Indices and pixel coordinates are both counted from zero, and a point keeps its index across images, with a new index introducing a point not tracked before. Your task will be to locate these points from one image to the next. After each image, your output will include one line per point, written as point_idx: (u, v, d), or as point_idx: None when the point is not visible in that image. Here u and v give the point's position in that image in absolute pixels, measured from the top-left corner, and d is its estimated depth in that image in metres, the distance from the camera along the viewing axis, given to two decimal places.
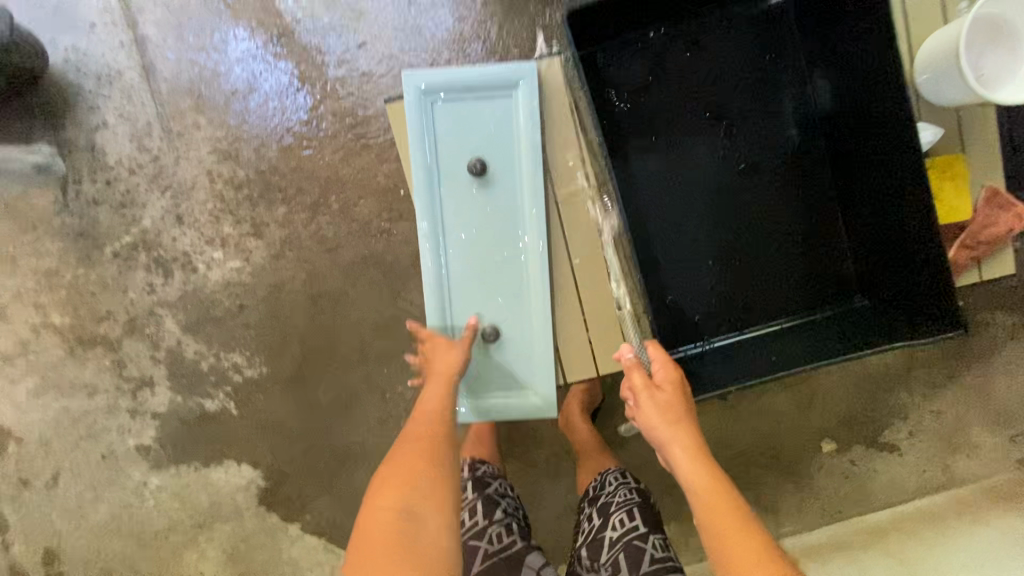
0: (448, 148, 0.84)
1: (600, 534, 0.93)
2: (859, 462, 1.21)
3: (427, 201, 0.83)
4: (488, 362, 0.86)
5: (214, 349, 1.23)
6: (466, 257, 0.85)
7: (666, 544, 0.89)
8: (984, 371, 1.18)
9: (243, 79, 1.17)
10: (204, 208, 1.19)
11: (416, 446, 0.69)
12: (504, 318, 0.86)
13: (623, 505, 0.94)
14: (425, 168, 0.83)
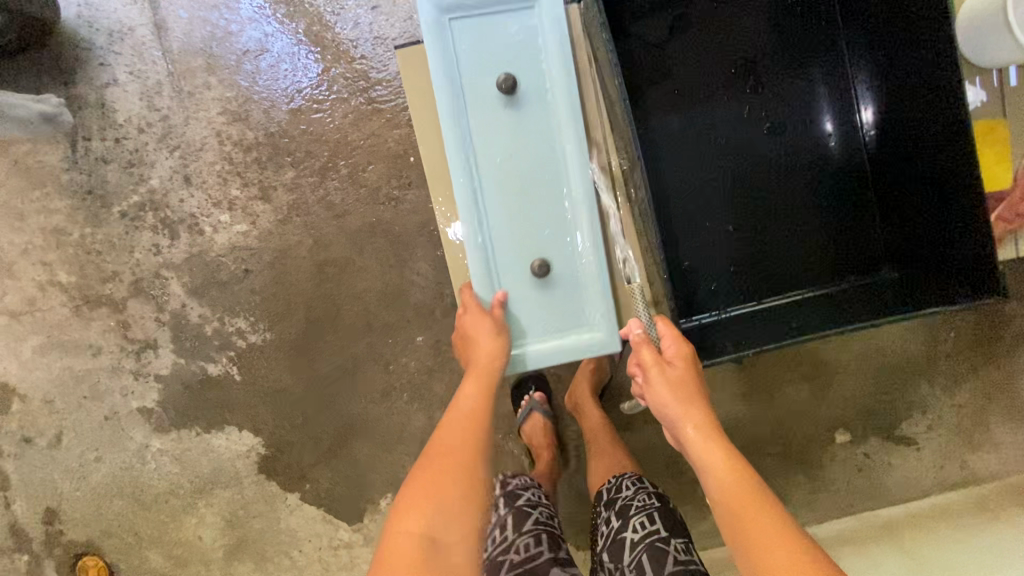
0: (472, 68, 0.71)
1: (620, 535, 0.83)
2: (874, 455, 1.17)
3: (457, 131, 0.70)
4: (532, 306, 0.75)
5: (218, 313, 1.22)
6: (503, 191, 0.73)
7: (691, 549, 0.80)
8: (1010, 365, 1.13)
9: (255, 39, 1.15)
10: (212, 170, 1.17)
11: (444, 462, 0.64)
12: (552, 254, 0.74)
13: (642, 507, 0.83)
14: (450, 94, 0.70)
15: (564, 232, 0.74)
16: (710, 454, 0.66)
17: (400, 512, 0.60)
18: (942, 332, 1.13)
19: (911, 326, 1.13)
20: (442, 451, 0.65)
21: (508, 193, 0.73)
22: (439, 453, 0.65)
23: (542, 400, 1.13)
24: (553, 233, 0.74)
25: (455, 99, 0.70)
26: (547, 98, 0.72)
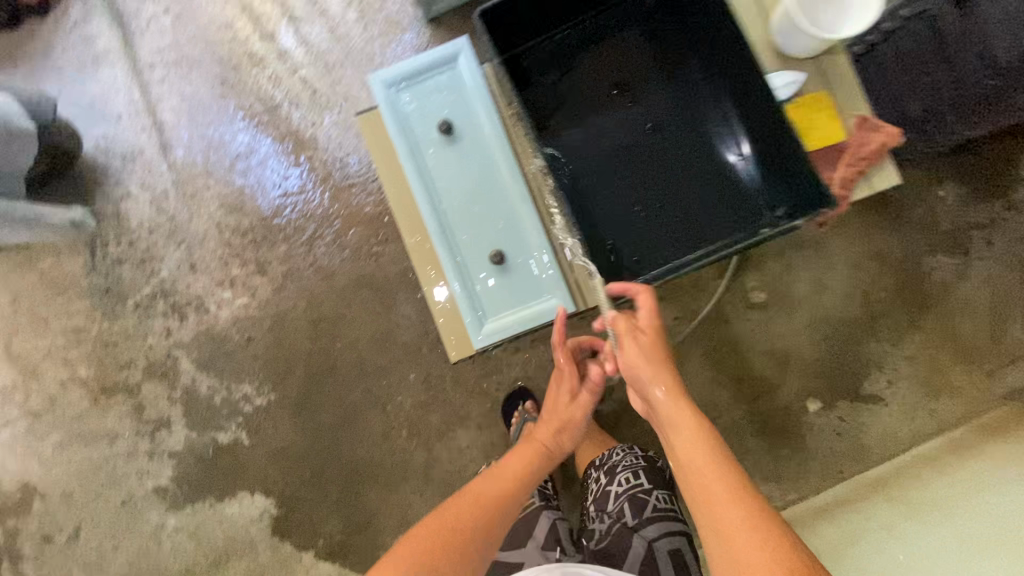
0: (417, 119, 0.86)
1: (608, 489, 1.06)
2: (848, 418, 1.25)
3: (415, 167, 0.85)
4: (500, 292, 0.85)
5: (226, 382, 1.33)
6: (457, 206, 0.85)
7: (669, 498, 1.03)
8: (944, 312, 1.24)
9: (245, 144, 1.38)
10: (214, 255, 1.34)
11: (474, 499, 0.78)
12: (506, 247, 0.85)
13: (629, 467, 1.06)
14: (404, 141, 0.85)
15: (514, 228, 0.85)
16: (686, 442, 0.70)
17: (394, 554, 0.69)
18: (873, 291, 1.25)
19: (844, 291, 1.25)
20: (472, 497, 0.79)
21: (463, 205, 0.86)
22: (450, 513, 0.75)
23: (533, 409, 1.22)
24: (505, 229, 0.85)
25: (408, 142, 0.85)
26: (478, 129, 0.86)
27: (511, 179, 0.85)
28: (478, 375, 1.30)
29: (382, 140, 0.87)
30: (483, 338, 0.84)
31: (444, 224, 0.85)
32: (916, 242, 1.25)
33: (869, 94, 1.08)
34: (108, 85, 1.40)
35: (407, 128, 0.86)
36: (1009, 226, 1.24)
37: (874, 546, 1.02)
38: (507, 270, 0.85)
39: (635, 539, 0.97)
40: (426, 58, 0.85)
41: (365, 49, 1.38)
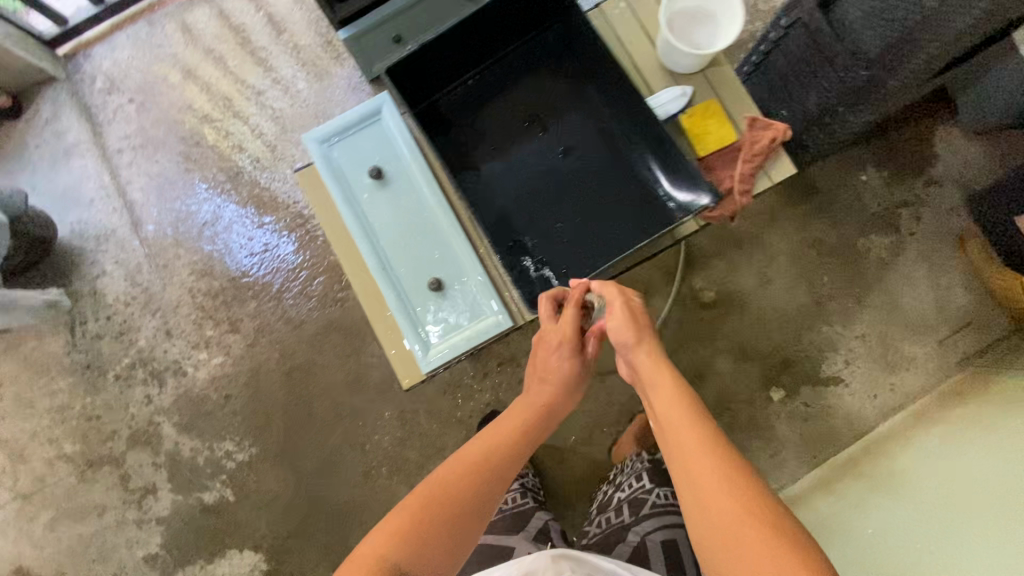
0: (351, 170, 0.93)
1: (615, 494, 1.19)
2: (812, 403, 1.28)
3: (352, 213, 0.92)
4: (442, 317, 0.90)
5: (207, 442, 1.36)
6: (395, 241, 0.92)
7: (668, 496, 1.11)
8: (886, 289, 1.29)
9: (211, 212, 1.46)
10: (189, 319, 1.40)
11: (464, 468, 0.73)
12: (443, 274, 0.91)
13: (633, 472, 1.19)
14: (340, 190, 0.92)
15: (448, 255, 0.91)
16: (688, 442, 0.68)
17: (383, 531, 0.66)
18: (817, 278, 1.31)
19: (788, 281, 1.31)
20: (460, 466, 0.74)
21: (399, 241, 0.92)
22: (446, 485, 0.71)
23: None
24: (441, 258, 0.91)
25: (344, 192, 0.92)
26: (406, 170, 0.93)
27: (439, 210, 0.91)
28: (451, 405, 1.33)
29: (320, 192, 0.94)
30: (430, 361, 0.88)
31: (384, 260, 0.91)
32: (850, 226, 1.31)
33: (773, 96, 1.17)
34: (79, 173, 1.50)
35: (343, 179, 0.93)
36: (933, 200, 1.31)
37: (849, 527, 1.05)
38: (446, 295, 0.90)
39: (629, 531, 1.06)
40: (353, 114, 0.93)
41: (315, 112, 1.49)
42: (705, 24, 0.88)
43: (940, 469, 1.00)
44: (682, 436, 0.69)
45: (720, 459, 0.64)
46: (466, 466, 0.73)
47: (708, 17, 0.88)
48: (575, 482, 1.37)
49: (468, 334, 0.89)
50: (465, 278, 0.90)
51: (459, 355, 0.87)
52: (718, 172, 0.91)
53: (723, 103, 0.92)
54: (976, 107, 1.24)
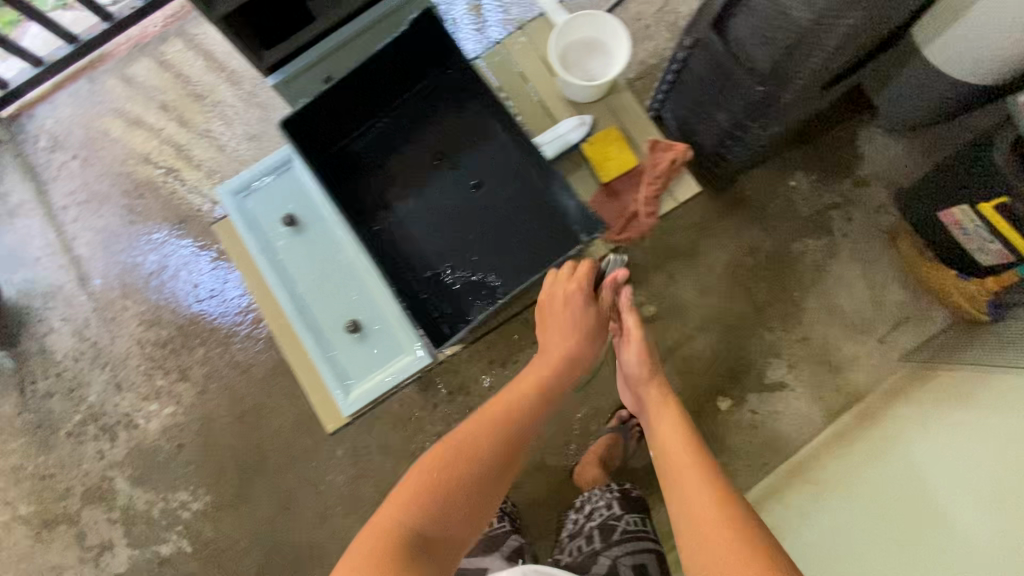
0: (266, 219, 0.94)
1: (586, 522, 1.16)
2: (759, 409, 1.28)
3: (268, 262, 0.92)
4: (360, 358, 0.90)
5: (162, 493, 1.35)
6: (312, 286, 0.92)
7: (638, 522, 1.12)
8: (823, 291, 1.31)
9: (156, 262, 1.47)
10: (138, 370, 1.41)
11: (480, 428, 0.77)
12: (361, 315, 0.92)
13: (604, 498, 1.17)
14: (256, 240, 0.93)
15: (365, 297, 0.92)
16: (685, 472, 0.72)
17: (402, 494, 0.68)
18: (755, 285, 1.32)
19: (728, 290, 1.32)
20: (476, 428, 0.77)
21: (316, 286, 0.92)
22: (462, 447, 0.74)
23: None
24: (358, 300, 0.92)
25: (260, 241, 0.93)
26: (320, 216, 0.94)
27: (353, 254, 0.93)
28: (403, 439, 1.33)
29: (236, 243, 0.95)
30: (350, 404, 0.88)
31: (301, 306, 0.92)
32: (783, 231, 1.33)
33: (689, 113, 1.19)
34: (25, 233, 1.51)
35: (258, 228, 0.94)
36: (862, 200, 1.33)
37: (806, 542, 1.07)
38: (365, 336, 0.91)
39: (600, 558, 1.06)
40: (265, 163, 0.94)
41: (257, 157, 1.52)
42: (598, 54, 0.91)
43: (896, 483, 1.00)
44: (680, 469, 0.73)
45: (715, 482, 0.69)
46: (482, 429, 0.77)
47: (599, 48, 0.91)
48: (534, 507, 1.36)
49: (387, 374, 0.90)
50: (381, 318, 0.91)
51: (378, 395, 0.88)
52: (624, 198, 0.93)
53: (623, 127, 0.94)
54: (894, 107, 1.27)
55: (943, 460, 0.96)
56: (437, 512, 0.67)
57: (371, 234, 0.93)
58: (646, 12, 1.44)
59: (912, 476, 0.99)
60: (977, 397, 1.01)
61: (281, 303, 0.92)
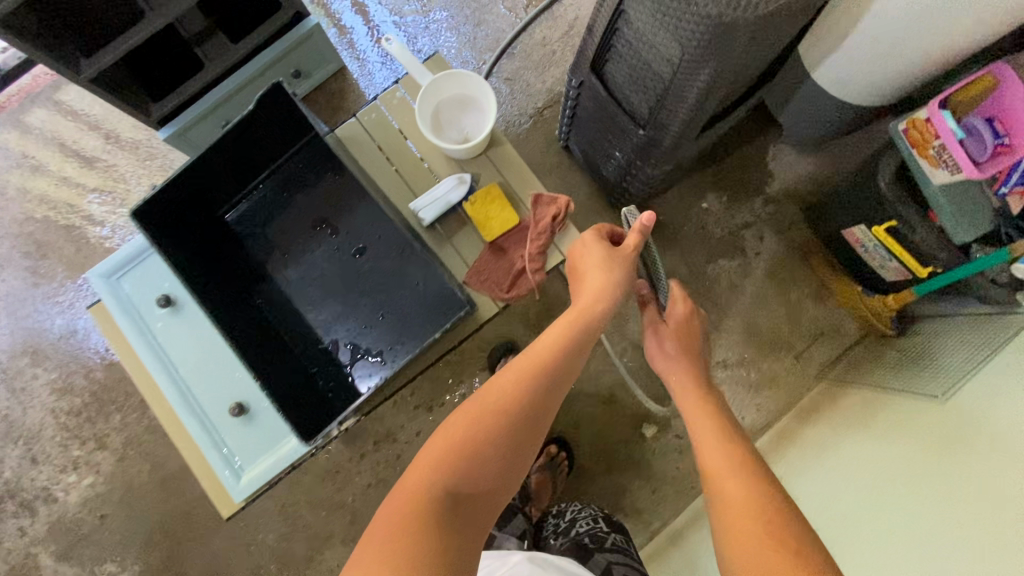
0: (143, 300, 0.90)
1: (572, 529, 1.12)
2: (684, 434, 1.29)
3: (147, 347, 0.89)
4: (248, 441, 0.87)
5: (88, 566, 1.31)
6: (196, 369, 0.89)
7: (625, 541, 1.08)
8: (740, 311, 1.32)
9: (65, 326, 1.42)
10: (54, 441, 1.36)
11: (510, 381, 0.74)
12: (250, 395, 0.89)
13: (591, 514, 1.15)
14: (133, 325, 0.89)
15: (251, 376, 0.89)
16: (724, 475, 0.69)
17: (430, 458, 0.68)
18: None
19: None
20: (504, 381, 0.74)
21: (201, 367, 0.89)
22: (488, 406, 0.71)
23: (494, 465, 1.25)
24: (243, 380, 0.89)
25: (137, 325, 0.89)
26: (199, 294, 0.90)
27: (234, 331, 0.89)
28: (332, 491, 1.30)
29: (113, 329, 0.91)
30: (239, 490, 0.86)
31: (185, 390, 0.89)
32: (698, 254, 1.34)
33: (591, 145, 1.17)
34: None
35: (134, 311, 0.90)
36: (774, 218, 1.34)
37: None
38: (253, 417, 0.88)
39: (591, 561, 1.00)
40: (137, 242, 0.90)
41: None
42: (470, 111, 0.89)
43: (823, 501, 1.00)
44: (718, 473, 0.70)
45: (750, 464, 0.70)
46: (509, 386, 0.73)
47: (469, 105, 0.89)
48: None
49: (277, 455, 0.87)
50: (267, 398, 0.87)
51: (266, 481, 0.85)
52: (510, 254, 0.91)
53: (506, 185, 0.92)
54: (798, 125, 1.27)
55: (851, 481, 0.98)
56: (461, 472, 0.67)
57: (249, 311, 0.89)
58: (552, 36, 1.43)
59: (835, 493, 0.99)
60: (878, 420, 1.04)
61: (164, 388, 0.89)
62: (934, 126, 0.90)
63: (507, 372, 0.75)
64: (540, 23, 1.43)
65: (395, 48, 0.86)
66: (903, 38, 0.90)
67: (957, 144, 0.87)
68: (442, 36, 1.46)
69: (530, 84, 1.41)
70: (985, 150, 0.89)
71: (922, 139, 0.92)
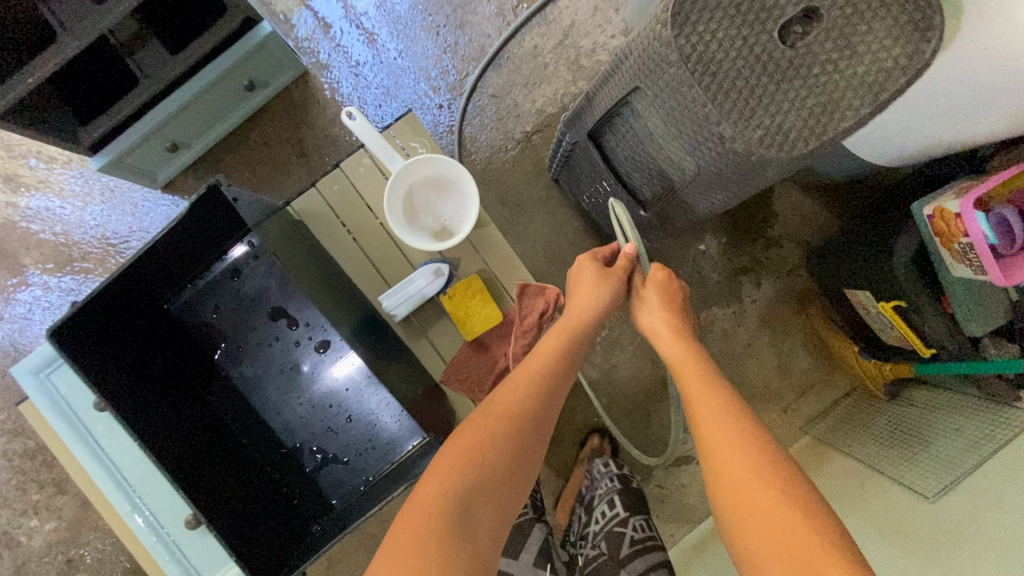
0: (80, 398, 0.81)
1: (590, 522, 1.16)
2: (667, 483, 1.28)
3: (88, 452, 0.80)
4: (208, 550, 0.82)
5: None
6: (145, 473, 0.82)
7: (644, 524, 1.10)
8: (731, 361, 1.27)
9: (10, 351, 1.30)
10: (9, 485, 1.28)
11: (512, 387, 0.70)
12: None
13: (605, 496, 1.15)
14: (71, 429, 0.80)
15: None
16: (731, 452, 0.62)
17: (438, 476, 0.63)
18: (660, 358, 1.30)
19: (636, 364, 1.29)
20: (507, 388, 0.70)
21: (150, 472, 0.82)
22: (493, 412, 0.68)
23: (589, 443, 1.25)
24: None
25: (76, 428, 0.80)
26: None
27: None
28: None
29: (49, 430, 0.82)
30: None
31: (135, 498, 0.81)
32: (693, 299, 1.27)
33: (584, 192, 1.06)
34: None
35: (72, 412, 0.81)
36: (774, 262, 1.27)
37: None
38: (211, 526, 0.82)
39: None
40: None
41: (112, 222, 1.31)
42: (447, 198, 0.77)
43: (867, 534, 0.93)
44: (724, 449, 0.63)
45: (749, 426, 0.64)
46: (513, 396, 0.69)
47: (446, 190, 0.77)
48: None
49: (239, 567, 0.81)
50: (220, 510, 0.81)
51: None
52: (492, 350, 0.82)
53: (488, 273, 0.82)
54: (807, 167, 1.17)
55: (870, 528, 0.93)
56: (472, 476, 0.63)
57: (199, 413, 0.79)
58: (544, 46, 1.27)
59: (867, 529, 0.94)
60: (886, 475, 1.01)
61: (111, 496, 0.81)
62: (964, 225, 0.80)
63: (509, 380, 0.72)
64: (530, 29, 1.27)
65: (358, 124, 0.71)
66: (941, 122, 0.80)
67: (987, 250, 0.78)
68: (418, 39, 1.28)
69: (517, 104, 1.27)
70: (1014, 248, 0.79)
71: (949, 232, 0.84)
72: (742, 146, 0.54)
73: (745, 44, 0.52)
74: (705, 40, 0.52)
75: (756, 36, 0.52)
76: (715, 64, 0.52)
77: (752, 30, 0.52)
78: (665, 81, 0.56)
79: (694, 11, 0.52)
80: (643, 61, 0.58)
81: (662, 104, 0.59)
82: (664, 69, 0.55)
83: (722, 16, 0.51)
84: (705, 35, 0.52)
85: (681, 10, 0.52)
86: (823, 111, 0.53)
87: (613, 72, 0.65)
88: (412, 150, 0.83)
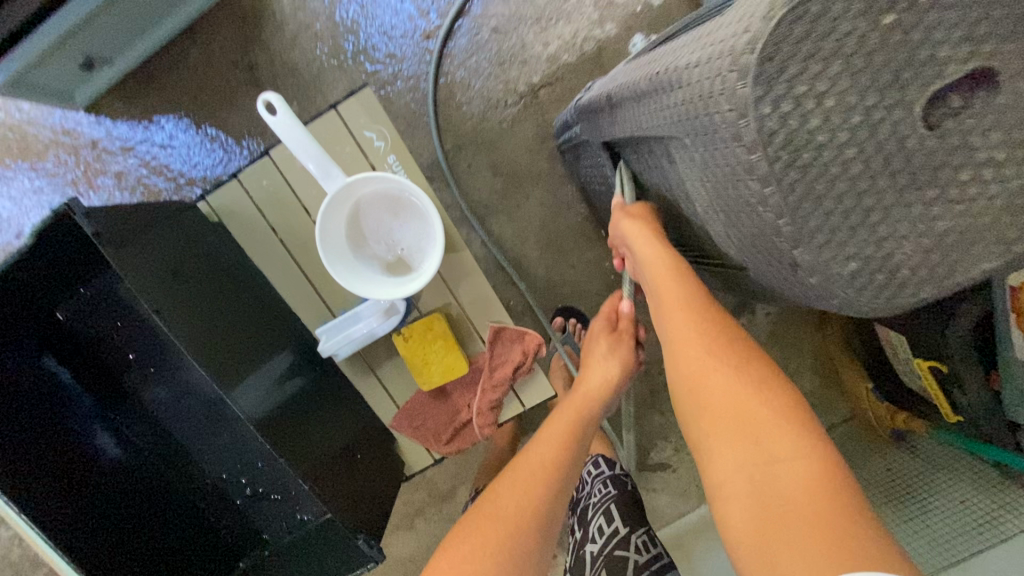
0: None
1: (583, 549, 0.81)
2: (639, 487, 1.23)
3: None
4: None
5: None
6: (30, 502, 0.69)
7: (652, 542, 0.78)
8: None
9: None
10: None
11: (512, 485, 0.58)
12: None
13: (599, 507, 0.81)
14: None
15: None
16: (681, 325, 0.50)
17: None
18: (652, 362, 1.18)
19: None
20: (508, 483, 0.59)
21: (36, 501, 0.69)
22: (490, 513, 0.56)
23: (561, 324, 1.04)
24: None
25: None
26: None
27: None
28: None
29: None
30: None
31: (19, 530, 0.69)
32: None
33: (588, 180, 0.88)
34: None
35: None
36: None
37: None
38: None
39: None
40: None
41: (31, 139, 1.04)
42: (404, 222, 0.59)
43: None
44: (675, 319, 0.51)
45: (708, 308, 0.50)
46: (512, 494, 0.57)
47: (402, 212, 0.58)
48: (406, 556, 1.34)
49: None
50: None
51: None
52: (453, 399, 0.70)
53: (455, 309, 0.66)
54: None
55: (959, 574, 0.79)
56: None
57: (95, 448, 0.66)
58: None
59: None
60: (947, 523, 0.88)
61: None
62: None
63: (507, 472, 0.60)
64: None
65: (281, 121, 0.51)
66: None
67: None
68: None
69: (525, 44, 1.01)
70: None
71: None
72: (817, 280, 0.36)
73: (865, 122, 0.33)
74: (804, 109, 0.32)
75: (886, 112, 0.33)
76: (810, 149, 0.33)
77: (881, 100, 0.33)
78: (722, 152, 0.37)
79: (796, 58, 0.32)
80: (698, 111, 0.38)
81: (712, 177, 0.40)
82: (723, 137, 0.36)
83: (840, 73, 0.32)
84: (806, 101, 0.32)
85: (774, 55, 0.32)
86: (958, 240, 0.35)
87: (653, 96, 0.45)
88: (366, 141, 0.63)
